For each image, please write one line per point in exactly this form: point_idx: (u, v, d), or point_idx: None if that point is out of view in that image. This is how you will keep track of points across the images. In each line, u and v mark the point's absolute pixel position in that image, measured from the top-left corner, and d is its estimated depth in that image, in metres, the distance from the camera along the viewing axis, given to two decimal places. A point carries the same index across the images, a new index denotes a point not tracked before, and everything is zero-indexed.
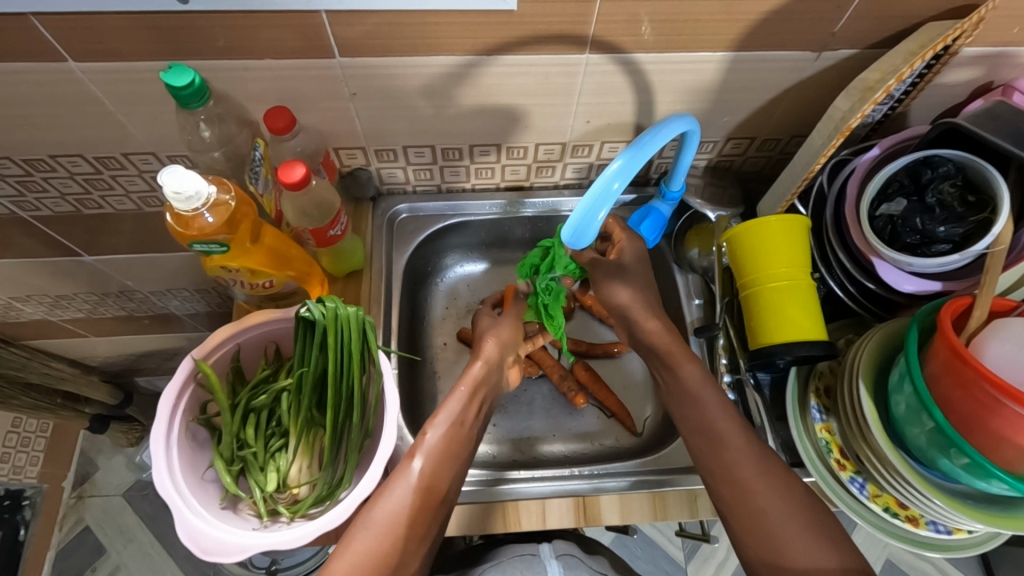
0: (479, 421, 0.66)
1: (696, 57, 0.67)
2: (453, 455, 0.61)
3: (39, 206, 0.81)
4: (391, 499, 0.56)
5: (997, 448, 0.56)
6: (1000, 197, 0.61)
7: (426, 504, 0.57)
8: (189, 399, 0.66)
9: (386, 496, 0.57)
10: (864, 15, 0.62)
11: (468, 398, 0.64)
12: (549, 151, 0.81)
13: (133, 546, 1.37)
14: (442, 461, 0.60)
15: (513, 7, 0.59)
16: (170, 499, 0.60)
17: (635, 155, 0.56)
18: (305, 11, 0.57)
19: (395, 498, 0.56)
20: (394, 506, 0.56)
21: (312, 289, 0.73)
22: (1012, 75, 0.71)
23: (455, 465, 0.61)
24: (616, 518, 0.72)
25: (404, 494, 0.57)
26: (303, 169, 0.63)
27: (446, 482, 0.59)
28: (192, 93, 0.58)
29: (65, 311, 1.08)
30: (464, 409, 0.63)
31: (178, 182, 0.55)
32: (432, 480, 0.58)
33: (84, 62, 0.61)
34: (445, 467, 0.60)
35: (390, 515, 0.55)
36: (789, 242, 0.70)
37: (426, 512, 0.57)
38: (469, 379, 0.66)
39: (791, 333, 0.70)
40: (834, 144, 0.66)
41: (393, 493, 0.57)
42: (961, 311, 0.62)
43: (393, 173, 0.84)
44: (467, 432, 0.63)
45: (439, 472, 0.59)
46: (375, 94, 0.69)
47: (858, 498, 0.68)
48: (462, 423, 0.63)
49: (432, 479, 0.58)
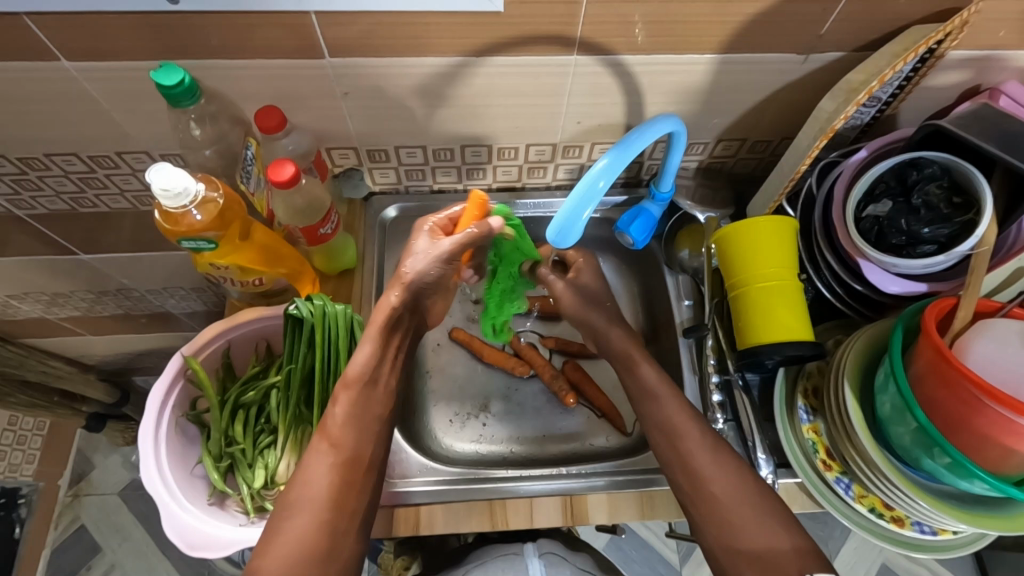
0: (392, 376, 0.64)
1: (684, 58, 0.67)
2: (366, 418, 0.60)
3: (34, 204, 0.82)
4: (312, 479, 0.56)
5: (980, 447, 0.56)
6: (984, 199, 0.62)
7: (349, 475, 0.57)
8: (179, 395, 0.66)
9: (308, 473, 0.56)
10: (850, 17, 0.63)
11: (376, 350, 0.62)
12: (540, 152, 0.82)
13: (128, 544, 1.37)
14: (355, 425, 0.59)
15: (501, 8, 0.59)
16: (158, 494, 0.60)
17: (621, 154, 0.57)
18: (296, 11, 0.58)
19: (316, 475, 0.56)
20: (317, 481, 0.55)
21: (303, 287, 0.74)
22: (1000, 78, 0.72)
23: (371, 427, 0.60)
24: (603, 517, 0.72)
25: (322, 471, 0.56)
26: (293, 167, 0.63)
27: (366, 447, 0.59)
28: (183, 91, 0.58)
29: (61, 310, 1.08)
30: (372, 361, 0.62)
31: (166, 179, 0.56)
32: (349, 450, 0.58)
33: (77, 61, 0.61)
34: (361, 433, 0.59)
35: (309, 495, 0.55)
36: (778, 243, 0.71)
37: (351, 484, 0.57)
38: (376, 323, 0.62)
39: (778, 333, 0.70)
40: (818, 144, 0.66)
41: (312, 471, 0.56)
42: (945, 312, 0.62)
43: (386, 173, 0.84)
44: (379, 390, 0.62)
45: (356, 438, 0.59)
46: (367, 93, 0.69)
47: (844, 499, 0.68)
48: (366, 377, 0.61)
49: (351, 447, 0.58)
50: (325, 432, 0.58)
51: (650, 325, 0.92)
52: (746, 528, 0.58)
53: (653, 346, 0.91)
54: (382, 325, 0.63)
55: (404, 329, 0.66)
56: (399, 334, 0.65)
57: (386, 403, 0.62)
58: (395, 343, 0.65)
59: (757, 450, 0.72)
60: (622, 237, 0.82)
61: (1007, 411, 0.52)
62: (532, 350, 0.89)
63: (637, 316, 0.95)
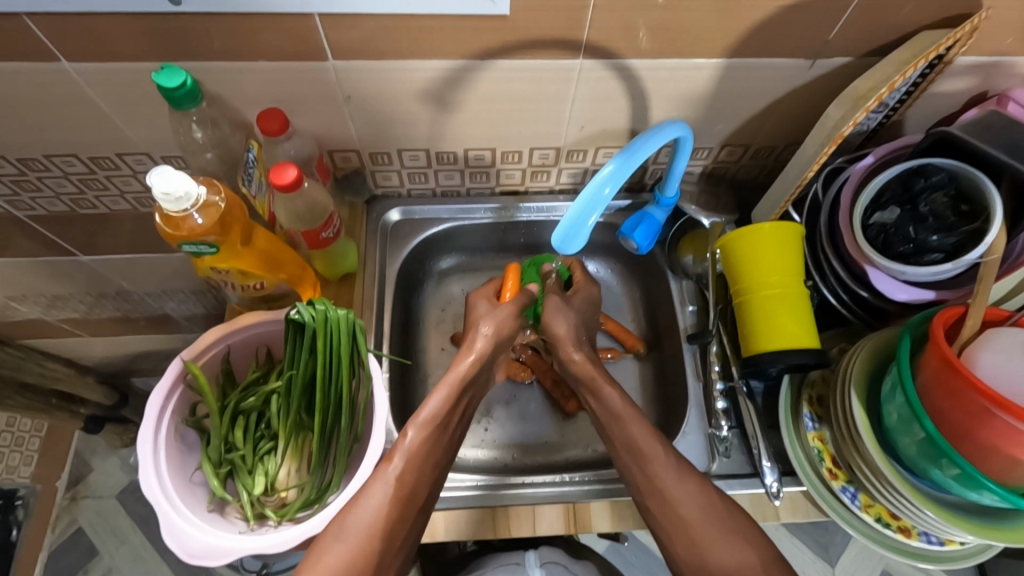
0: (457, 423, 0.65)
1: (690, 63, 0.67)
2: (430, 459, 0.60)
3: (34, 206, 0.81)
4: (368, 508, 0.56)
5: (988, 458, 0.55)
6: (993, 207, 0.61)
7: (405, 511, 0.57)
8: (178, 401, 0.65)
9: (366, 501, 0.56)
10: (858, 22, 0.62)
11: (449, 398, 0.62)
12: (544, 156, 0.81)
13: (125, 548, 1.36)
14: (417, 463, 0.59)
15: (506, 12, 0.59)
16: (156, 502, 0.59)
17: (627, 160, 0.57)
18: (298, 14, 0.57)
19: (373, 503, 0.56)
20: (372, 510, 0.56)
21: (304, 291, 0.73)
22: (1007, 84, 0.71)
23: (429, 472, 0.60)
24: (606, 525, 0.71)
25: (380, 500, 0.56)
26: (295, 171, 0.63)
27: (423, 486, 0.59)
28: (184, 95, 0.58)
29: (60, 311, 1.08)
30: (445, 408, 0.62)
31: (167, 183, 0.55)
32: (408, 485, 0.58)
33: (78, 62, 0.61)
34: (421, 470, 0.59)
35: (363, 522, 0.55)
36: (784, 249, 0.70)
37: (403, 519, 0.57)
38: (456, 375, 0.64)
39: (783, 340, 0.70)
40: (826, 151, 0.66)
41: (370, 498, 0.56)
42: (953, 321, 0.61)
43: (388, 176, 0.84)
44: (445, 433, 0.62)
45: (416, 477, 0.59)
46: (369, 97, 0.69)
47: (850, 508, 0.67)
48: (440, 423, 0.62)
49: (409, 482, 0.58)
50: (389, 460, 0.58)
51: (653, 331, 0.92)
52: (715, 541, 0.58)
53: (656, 352, 0.90)
54: (458, 379, 0.64)
55: (476, 384, 0.67)
56: (471, 395, 0.67)
57: (448, 447, 0.63)
58: (466, 403, 0.66)
59: (761, 458, 0.71)
60: (626, 242, 0.81)
61: (1018, 423, 0.51)
62: (534, 356, 0.88)
63: (639, 323, 0.94)
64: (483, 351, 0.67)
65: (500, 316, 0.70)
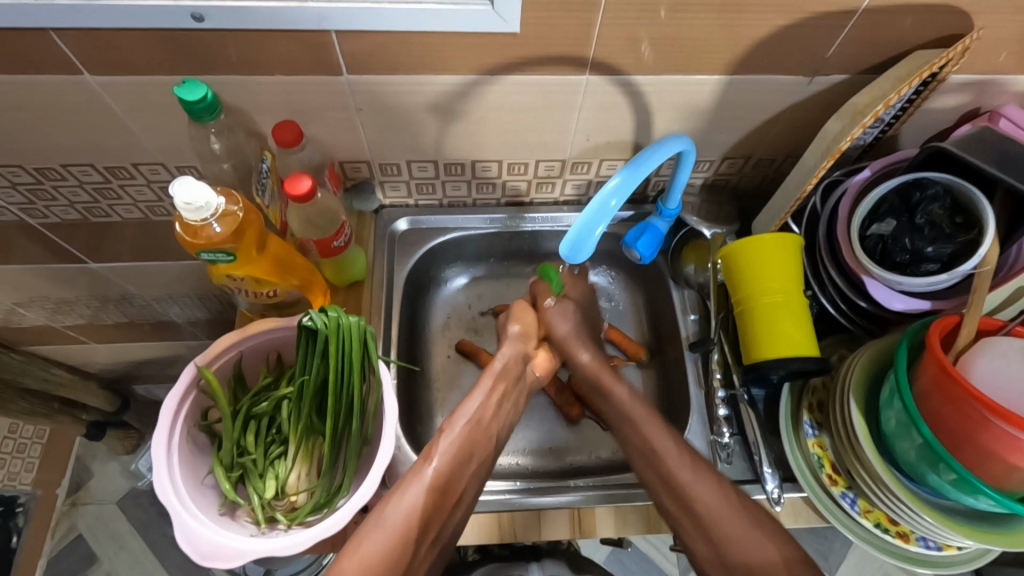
0: (497, 423, 0.70)
1: (693, 79, 0.69)
2: (468, 456, 0.65)
3: (47, 213, 0.83)
4: (405, 501, 0.60)
5: (983, 464, 0.57)
6: (987, 219, 0.63)
7: (439, 502, 0.62)
8: (191, 405, 0.66)
9: (405, 497, 0.60)
10: (854, 41, 0.65)
11: (487, 398, 0.69)
12: (549, 167, 0.83)
13: (125, 554, 1.37)
14: (456, 462, 0.64)
15: (516, 29, 0.61)
16: (171, 504, 0.61)
17: (633, 172, 0.58)
18: (317, 29, 0.59)
19: (410, 498, 0.60)
20: (408, 505, 0.60)
21: (314, 298, 0.75)
22: (999, 101, 0.74)
23: (471, 466, 0.65)
24: (610, 530, 0.73)
25: (419, 492, 0.61)
26: (309, 181, 0.64)
27: (459, 483, 0.64)
28: (205, 107, 0.59)
29: (67, 317, 1.09)
30: (483, 406, 0.69)
31: (188, 193, 0.56)
32: (445, 482, 0.63)
33: (99, 74, 0.63)
34: (460, 467, 0.64)
35: (403, 511, 0.59)
36: (784, 260, 0.72)
37: (439, 514, 0.61)
38: (492, 372, 0.72)
39: (784, 348, 0.71)
40: (825, 164, 0.68)
41: (408, 494, 0.61)
42: (949, 330, 0.63)
43: (397, 186, 0.86)
44: (483, 432, 0.67)
45: (453, 473, 0.63)
46: (381, 109, 0.70)
47: (850, 514, 0.69)
48: (479, 422, 0.67)
49: (446, 479, 0.63)
50: (428, 458, 0.63)
51: (656, 340, 0.93)
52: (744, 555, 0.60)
53: (658, 360, 0.92)
54: (498, 371, 0.72)
55: (516, 381, 0.74)
56: (510, 397, 0.73)
57: (487, 444, 0.68)
58: (509, 406, 0.72)
59: (763, 464, 0.73)
60: (630, 253, 0.83)
61: (1013, 429, 0.52)
62: None
63: (642, 331, 0.96)
64: (514, 356, 0.74)
65: (525, 321, 0.78)
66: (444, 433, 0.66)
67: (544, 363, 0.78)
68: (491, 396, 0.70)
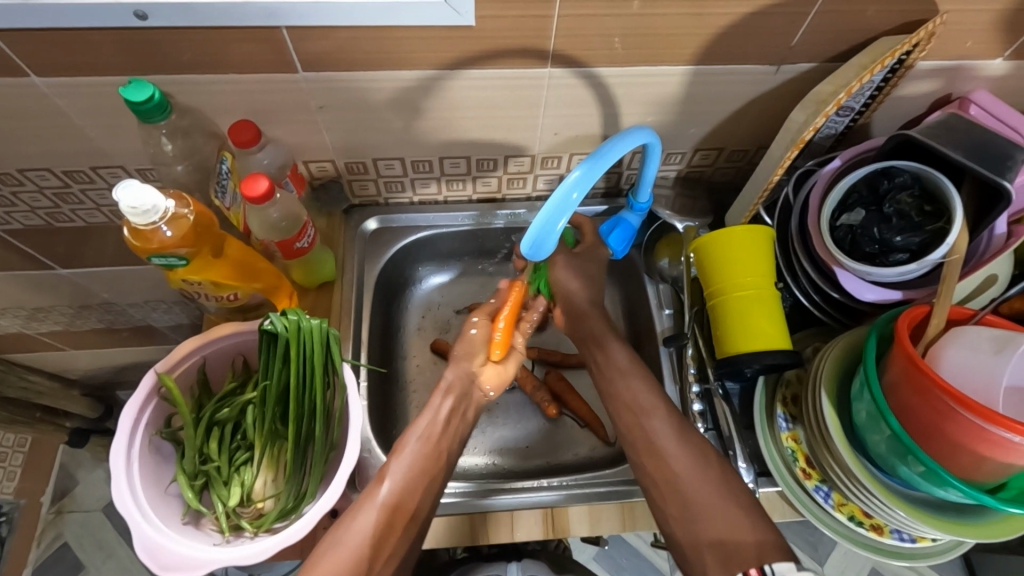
0: (452, 440, 0.66)
1: (658, 70, 0.68)
2: (421, 476, 0.62)
3: (9, 220, 0.81)
4: (356, 524, 0.59)
5: (952, 456, 0.56)
6: (955, 207, 0.62)
7: (393, 521, 0.60)
8: (153, 413, 0.65)
9: (356, 519, 0.59)
10: (819, 29, 0.64)
11: (437, 414, 0.66)
12: (518, 163, 0.82)
13: (112, 562, 1.35)
14: (408, 481, 0.62)
15: (473, 22, 0.59)
16: (131, 515, 0.59)
17: (594, 165, 0.57)
18: (267, 26, 0.58)
19: (361, 521, 0.59)
20: (360, 528, 0.59)
21: (280, 301, 0.73)
22: (969, 87, 0.73)
23: (426, 483, 0.63)
24: (584, 529, 0.72)
25: (370, 514, 0.59)
26: (266, 182, 0.63)
27: (414, 502, 0.62)
28: (153, 107, 0.58)
29: (42, 325, 1.07)
30: (434, 424, 0.66)
31: (135, 197, 0.55)
32: (398, 503, 0.61)
33: (47, 77, 0.61)
34: (413, 486, 0.62)
35: (354, 536, 0.58)
36: (755, 252, 0.71)
37: (393, 532, 0.60)
38: (444, 388, 0.68)
39: (756, 342, 0.70)
40: (791, 154, 0.67)
41: (360, 518, 0.59)
42: (918, 320, 0.62)
43: (365, 185, 0.84)
44: (436, 448, 0.65)
45: (405, 492, 0.61)
46: (342, 107, 0.69)
47: (824, 507, 0.68)
48: (432, 441, 0.65)
49: (398, 498, 0.61)
50: (379, 479, 0.62)
51: (632, 335, 0.93)
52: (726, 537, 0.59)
53: (636, 355, 0.91)
54: (452, 388, 0.68)
55: (465, 398, 0.69)
56: (463, 414, 0.68)
57: (442, 461, 0.65)
58: (458, 424, 0.67)
59: (737, 459, 0.72)
60: None
61: (979, 420, 0.52)
62: (571, 396, 0.87)
63: (619, 326, 0.95)
64: (463, 373, 0.69)
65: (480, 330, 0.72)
66: (396, 453, 0.64)
67: (495, 378, 0.72)
68: (441, 411, 0.66)
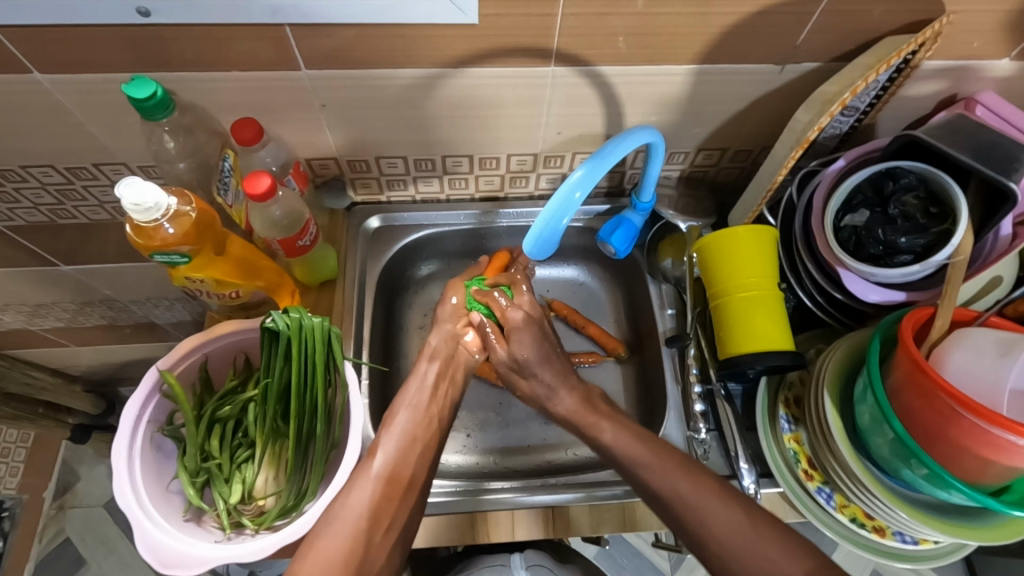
0: (438, 406, 0.72)
1: (661, 69, 0.67)
2: (411, 443, 0.66)
3: (12, 216, 0.81)
4: (353, 493, 0.61)
5: (958, 459, 0.56)
6: (960, 209, 0.62)
7: (390, 491, 0.62)
8: (154, 409, 0.65)
9: (353, 493, 0.61)
10: (825, 29, 0.63)
11: (423, 380, 0.72)
12: (521, 162, 0.82)
13: (113, 557, 1.36)
14: (398, 452, 0.65)
15: (476, 20, 0.59)
16: (132, 512, 0.59)
17: (596, 166, 0.56)
18: (270, 23, 0.57)
19: (357, 492, 0.61)
20: (358, 499, 0.60)
21: (282, 299, 0.74)
22: (976, 88, 0.72)
23: (417, 449, 0.67)
24: (585, 528, 0.72)
25: (366, 485, 0.62)
26: (269, 180, 0.63)
27: (407, 470, 0.65)
28: (155, 104, 0.58)
29: (45, 321, 1.07)
30: (420, 394, 0.71)
31: (137, 194, 0.55)
32: (392, 472, 0.64)
33: (50, 73, 0.61)
34: (404, 455, 0.65)
35: (352, 506, 0.60)
36: (758, 252, 0.71)
37: (390, 502, 0.61)
38: (427, 351, 0.75)
39: (759, 343, 0.70)
40: (795, 154, 0.67)
41: (357, 488, 0.61)
42: (923, 322, 0.62)
43: (367, 183, 0.84)
44: (425, 416, 0.69)
45: (398, 462, 0.65)
46: (345, 104, 0.69)
47: (826, 509, 0.68)
48: (416, 412, 0.69)
49: (393, 468, 0.64)
50: (371, 453, 0.65)
51: (634, 335, 0.92)
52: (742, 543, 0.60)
53: (637, 355, 0.91)
54: (431, 350, 0.75)
55: (448, 359, 0.75)
56: (448, 377, 0.74)
57: (431, 430, 0.69)
58: (446, 388, 0.73)
59: (739, 461, 0.71)
60: (604, 246, 0.81)
61: (982, 421, 0.51)
62: None
63: (620, 326, 0.95)
64: (446, 336, 0.76)
65: (459, 297, 0.79)
66: (385, 428, 0.67)
67: (478, 342, 0.78)
68: (427, 376, 0.72)
